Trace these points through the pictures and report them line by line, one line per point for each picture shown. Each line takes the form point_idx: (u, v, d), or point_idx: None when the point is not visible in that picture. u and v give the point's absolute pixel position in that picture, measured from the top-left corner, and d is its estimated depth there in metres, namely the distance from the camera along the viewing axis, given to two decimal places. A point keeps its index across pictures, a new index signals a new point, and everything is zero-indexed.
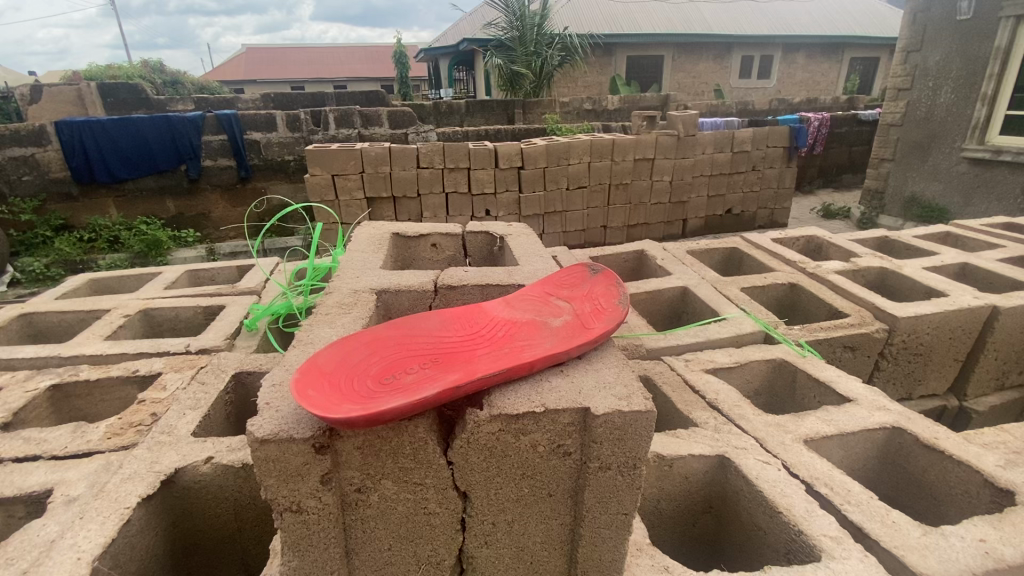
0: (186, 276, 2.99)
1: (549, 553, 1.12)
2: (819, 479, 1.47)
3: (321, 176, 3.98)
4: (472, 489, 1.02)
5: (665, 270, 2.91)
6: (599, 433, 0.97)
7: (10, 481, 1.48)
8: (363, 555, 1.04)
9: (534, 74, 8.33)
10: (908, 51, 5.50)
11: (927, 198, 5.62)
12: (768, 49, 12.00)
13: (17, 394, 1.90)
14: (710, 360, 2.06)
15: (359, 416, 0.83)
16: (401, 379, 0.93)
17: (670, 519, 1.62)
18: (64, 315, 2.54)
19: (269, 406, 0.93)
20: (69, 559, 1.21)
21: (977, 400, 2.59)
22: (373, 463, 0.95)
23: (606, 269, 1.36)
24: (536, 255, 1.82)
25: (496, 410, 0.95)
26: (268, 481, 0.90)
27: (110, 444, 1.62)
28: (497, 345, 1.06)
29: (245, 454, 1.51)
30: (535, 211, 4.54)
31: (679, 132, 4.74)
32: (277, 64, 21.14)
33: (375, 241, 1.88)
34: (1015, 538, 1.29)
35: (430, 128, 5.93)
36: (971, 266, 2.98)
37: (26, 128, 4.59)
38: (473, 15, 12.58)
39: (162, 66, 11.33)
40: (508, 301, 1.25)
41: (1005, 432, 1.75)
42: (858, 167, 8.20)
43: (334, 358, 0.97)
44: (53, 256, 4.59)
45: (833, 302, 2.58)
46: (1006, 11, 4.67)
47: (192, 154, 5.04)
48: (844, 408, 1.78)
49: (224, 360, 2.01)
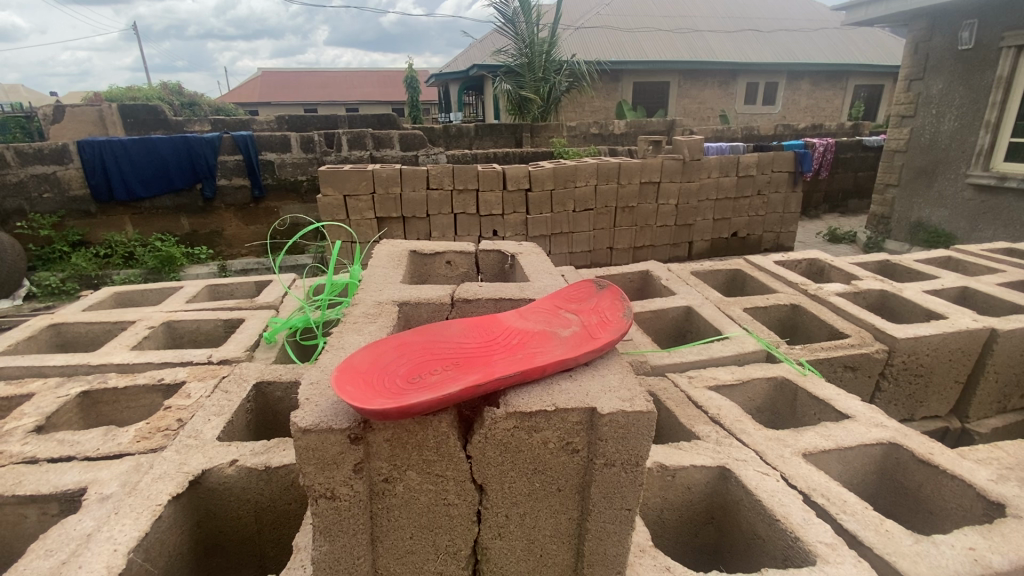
0: (206, 291, 3.11)
1: (558, 547, 1.19)
2: (816, 490, 1.54)
3: (333, 197, 4.16)
4: (488, 481, 1.10)
5: (669, 291, 3.00)
6: (604, 431, 1.06)
7: (45, 480, 1.57)
8: (386, 543, 1.13)
9: (542, 99, 8.51)
10: (910, 80, 5.69)
11: (933, 223, 5.69)
12: (772, 76, 12.27)
13: (49, 399, 2.00)
14: (712, 378, 2.14)
15: (391, 409, 0.92)
16: (427, 379, 1.02)
17: (673, 528, 1.69)
18: (90, 326, 2.65)
19: (310, 400, 1.03)
20: (106, 550, 1.29)
21: (979, 422, 2.64)
22: (400, 455, 1.04)
23: (612, 285, 1.45)
24: (545, 273, 1.92)
25: (511, 408, 1.04)
26: (307, 469, 0.99)
27: (139, 447, 1.70)
28: (512, 351, 1.15)
29: (268, 458, 1.60)
30: (542, 232, 4.66)
31: (684, 156, 4.85)
32: (293, 88, 21.82)
33: (394, 258, 1.98)
34: (1003, 547, 1.35)
35: (440, 150, 6.08)
36: (970, 290, 3.05)
37: (51, 147, 4.80)
38: (482, 42, 12.96)
39: (181, 90, 11.85)
40: (521, 313, 1.35)
41: (998, 449, 1.81)
42: (863, 193, 8.31)
43: (368, 360, 1.06)
44: (69, 271, 4.79)
45: (833, 323, 2.65)
46: (1007, 41, 4.81)
47: (208, 173, 5.22)
48: (842, 424, 1.84)
49: (246, 370, 2.11)
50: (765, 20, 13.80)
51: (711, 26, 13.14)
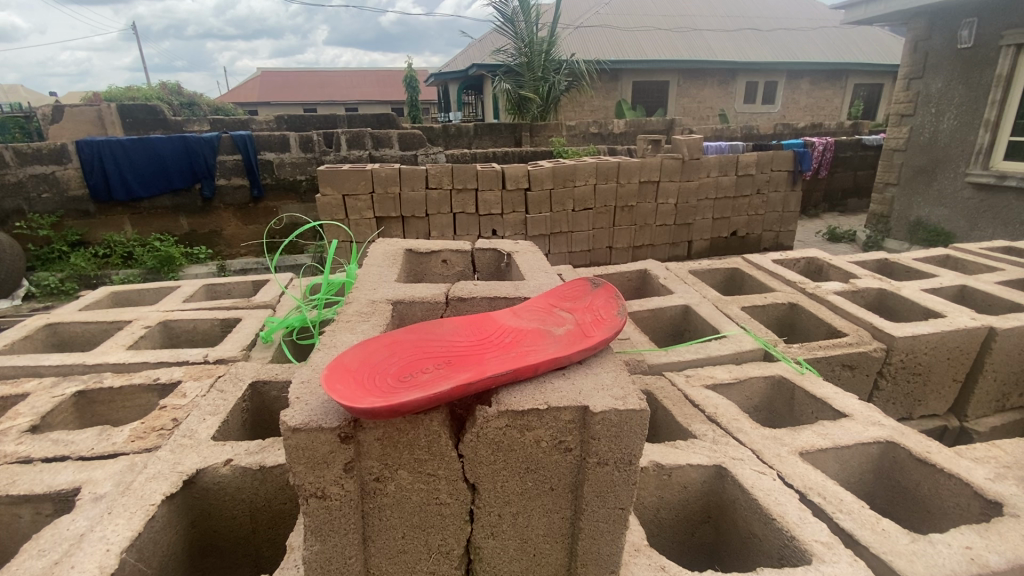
0: (204, 290, 3.10)
1: (550, 546, 1.18)
2: (812, 489, 1.53)
3: (332, 196, 4.15)
4: (481, 481, 1.10)
5: (667, 290, 2.99)
6: (596, 430, 1.05)
7: (39, 480, 1.56)
8: (378, 542, 1.12)
9: (542, 98, 8.50)
10: (910, 79, 5.67)
11: (932, 222, 5.69)
12: (772, 75, 12.26)
13: (45, 399, 2.00)
14: (710, 377, 2.13)
15: (381, 407, 0.92)
16: (418, 377, 1.02)
17: (670, 527, 1.68)
18: (87, 326, 2.65)
19: (300, 400, 1.02)
20: (99, 550, 1.28)
21: (978, 421, 2.63)
22: (391, 453, 1.03)
23: (607, 283, 1.44)
24: (540, 272, 1.91)
25: (503, 406, 1.04)
26: (297, 468, 0.98)
27: (134, 446, 1.70)
28: (505, 349, 1.14)
29: (262, 457, 1.59)
30: (541, 231, 4.65)
31: (683, 155, 4.83)
32: (292, 88, 21.79)
33: (389, 257, 1.98)
34: (1000, 546, 1.34)
35: (440, 150, 6.07)
36: (969, 288, 3.04)
37: (49, 147, 4.79)
38: (481, 41, 12.94)
39: (180, 90, 11.86)
40: (514, 311, 1.34)
41: (996, 448, 1.80)
42: (863, 192, 8.31)
43: (359, 358, 1.05)
44: (67, 271, 4.78)
45: (830, 322, 2.65)
46: (1006, 39, 4.80)
47: (206, 173, 5.21)
48: (839, 423, 1.84)
49: (242, 369, 2.10)
50: (765, 19, 13.79)
51: (710, 25, 13.11)
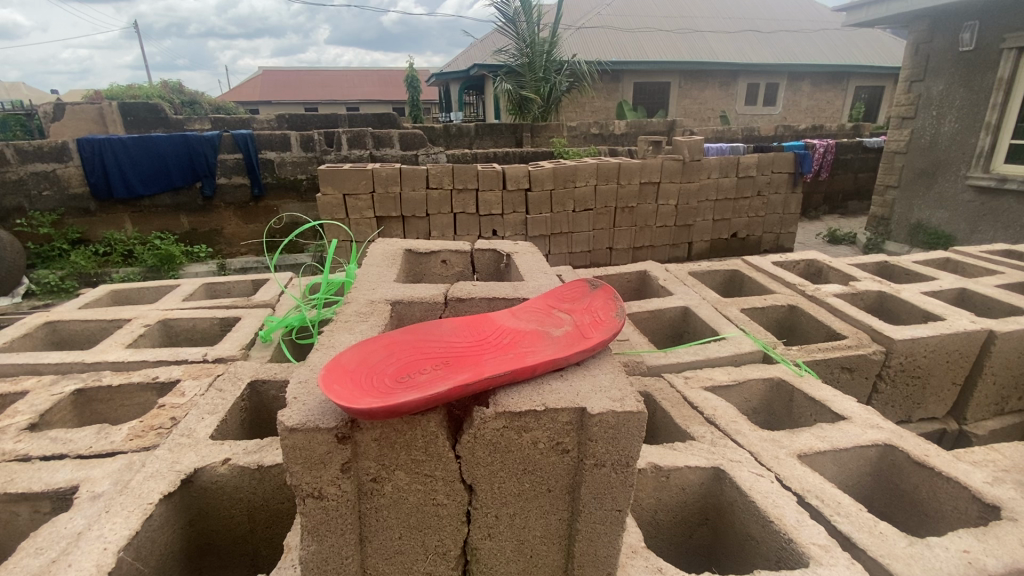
0: (204, 289, 3.11)
1: (547, 547, 1.19)
2: (810, 491, 1.53)
3: (332, 195, 4.16)
4: (478, 482, 1.10)
5: (666, 291, 2.99)
6: (594, 432, 1.05)
7: (37, 478, 1.56)
8: (375, 543, 1.12)
9: (543, 98, 8.50)
10: (911, 81, 5.67)
11: (933, 225, 5.68)
12: (773, 77, 12.26)
13: (43, 397, 1.99)
14: (708, 379, 2.13)
15: (378, 408, 0.92)
16: (416, 378, 1.02)
17: (667, 529, 1.68)
18: (86, 324, 2.65)
19: (297, 400, 1.02)
20: (96, 548, 1.28)
21: (976, 424, 2.63)
22: (389, 454, 1.03)
23: (606, 284, 1.44)
24: (540, 273, 1.91)
25: (500, 408, 1.04)
26: (294, 468, 0.98)
27: (132, 445, 1.70)
28: (503, 350, 1.14)
29: (261, 456, 1.59)
30: (541, 232, 4.65)
31: (684, 157, 4.83)
32: (293, 87, 21.81)
33: (389, 257, 1.98)
34: (997, 550, 1.34)
35: (440, 150, 6.07)
36: (969, 292, 3.04)
37: (50, 145, 4.79)
38: (483, 41, 12.94)
39: (182, 88, 11.86)
40: (513, 312, 1.35)
41: (995, 451, 1.80)
42: (864, 194, 8.31)
43: (357, 358, 1.06)
44: (68, 269, 4.78)
45: (830, 324, 2.64)
46: (1008, 43, 4.80)
47: (207, 171, 5.21)
48: (837, 425, 1.84)
49: (240, 368, 2.10)
50: (766, 21, 13.78)
51: (711, 26, 13.10)
